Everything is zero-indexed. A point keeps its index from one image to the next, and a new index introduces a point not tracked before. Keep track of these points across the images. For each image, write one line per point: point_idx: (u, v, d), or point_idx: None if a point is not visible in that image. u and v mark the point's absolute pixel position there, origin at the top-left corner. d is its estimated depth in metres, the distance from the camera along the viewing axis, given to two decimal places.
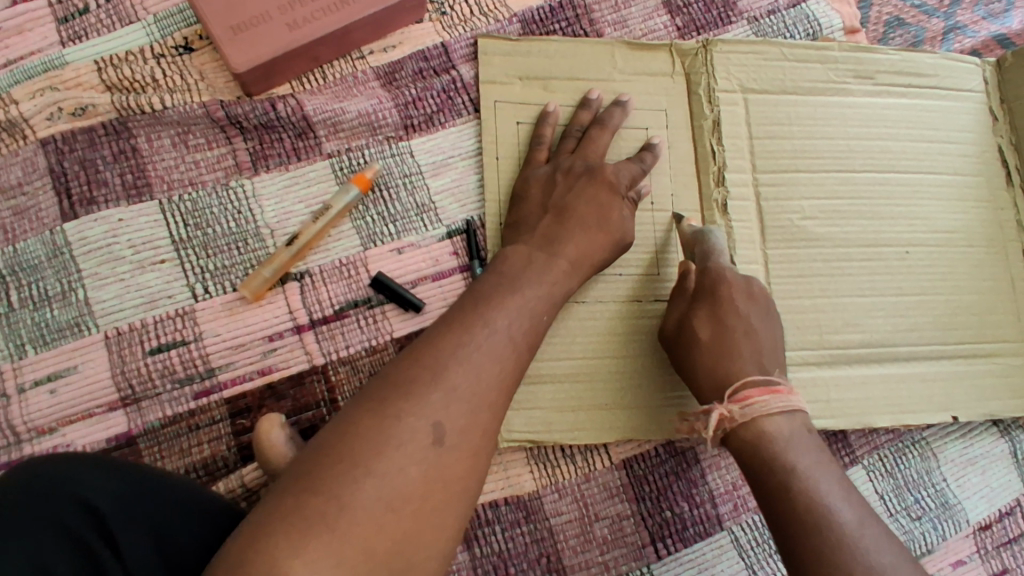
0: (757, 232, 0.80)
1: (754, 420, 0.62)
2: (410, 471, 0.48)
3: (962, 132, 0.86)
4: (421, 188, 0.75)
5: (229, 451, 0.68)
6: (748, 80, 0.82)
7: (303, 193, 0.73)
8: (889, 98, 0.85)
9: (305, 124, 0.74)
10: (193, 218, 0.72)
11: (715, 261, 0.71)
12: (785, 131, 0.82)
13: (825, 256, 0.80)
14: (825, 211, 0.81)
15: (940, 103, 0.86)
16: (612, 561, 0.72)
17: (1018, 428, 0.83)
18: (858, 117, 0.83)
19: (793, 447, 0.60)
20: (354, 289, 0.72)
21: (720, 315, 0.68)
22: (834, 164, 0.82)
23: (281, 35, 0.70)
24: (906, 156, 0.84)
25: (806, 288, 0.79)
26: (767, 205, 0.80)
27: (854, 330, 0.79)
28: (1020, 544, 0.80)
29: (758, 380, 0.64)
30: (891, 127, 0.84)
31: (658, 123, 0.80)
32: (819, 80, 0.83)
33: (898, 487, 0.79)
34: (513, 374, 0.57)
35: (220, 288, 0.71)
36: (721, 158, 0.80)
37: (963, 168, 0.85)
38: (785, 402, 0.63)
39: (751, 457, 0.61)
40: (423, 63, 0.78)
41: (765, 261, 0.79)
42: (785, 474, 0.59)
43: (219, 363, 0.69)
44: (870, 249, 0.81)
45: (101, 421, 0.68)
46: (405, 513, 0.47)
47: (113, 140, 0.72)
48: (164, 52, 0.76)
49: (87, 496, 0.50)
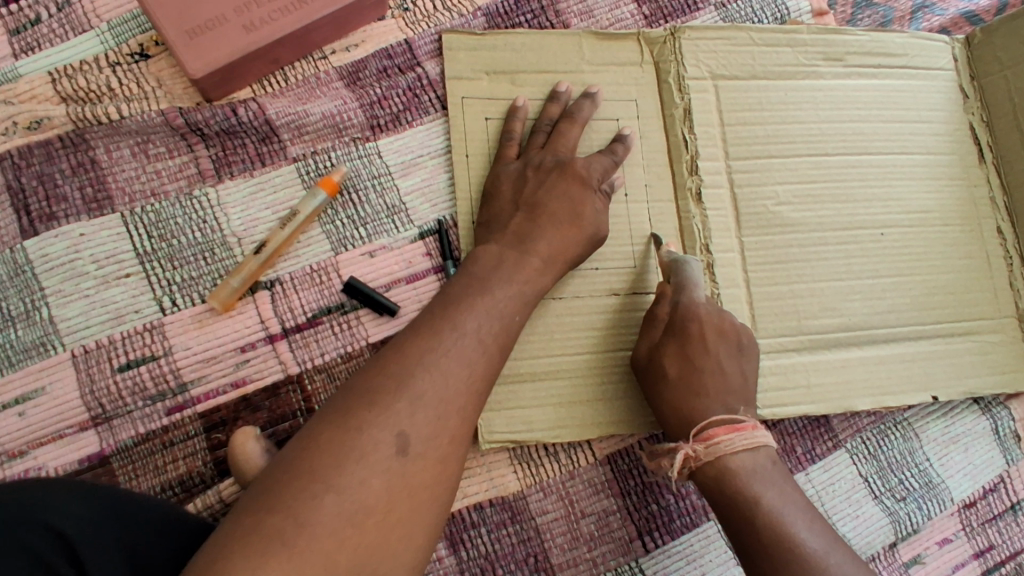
0: (731, 219, 0.79)
1: (718, 459, 0.63)
2: (373, 482, 0.47)
3: (933, 111, 0.86)
4: (391, 189, 0.74)
5: (205, 467, 0.67)
6: (718, 66, 0.81)
7: (270, 199, 0.72)
8: (860, 80, 0.84)
9: (268, 127, 0.72)
10: (156, 229, 0.70)
11: (687, 297, 0.69)
12: (757, 117, 0.81)
13: (800, 241, 0.80)
14: (798, 196, 0.81)
15: (911, 83, 0.86)
16: (600, 558, 0.72)
17: (998, 404, 0.83)
18: (828, 100, 0.83)
19: (759, 481, 0.62)
20: (327, 295, 0.71)
21: (690, 355, 0.68)
22: (806, 148, 0.81)
23: (239, 39, 0.68)
24: (878, 137, 0.83)
25: (782, 274, 0.79)
26: (740, 192, 0.80)
27: (832, 314, 0.79)
28: (1005, 520, 0.81)
29: (722, 419, 0.65)
30: (862, 108, 0.84)
31: (629, 114, 0.79)
32: (788, 64, 0.83)
33: (881, 468, 0.79)
34: (483, 378, 0.56)
35: (188, 299, 0.69)
36: (693, 146, 0.79)
37: (935, 148, 0.85)
38: (749, 439, 0.64)
39: (717, 492, 0.63)
40: (387, 60, 0.77)
41: (742, 248, 0.79)
42: (752, 507, 0.61)
43: (190, 378, 0.68)
44: (844, 232, 0.81)
45: (72, 442, 0.66)
46: (370, 525, 0.46)
47: (72, 152, 0.70)
48: (120, 60, 0.74)
49: (50, 517, 0.49)
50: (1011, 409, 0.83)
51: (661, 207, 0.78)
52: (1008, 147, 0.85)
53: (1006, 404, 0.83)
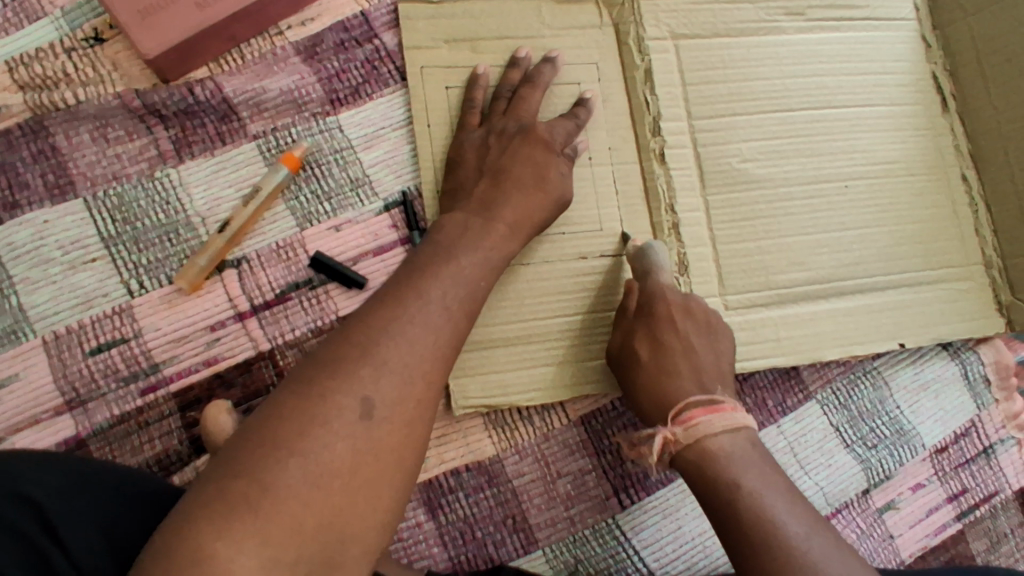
0: (695, 178, 0.79)
1: (697, 441, 0.61)
2: (338, 446, 0.48)
3: (896, 61, 0.86)
4: (354, 162, 0.74)
5: (182, 445, 0.68)
6: (678, 25, 0.81)
7: (232, 177, 0.72)
8: (821, 34, 0.84)
9: (226, 106, 0.73)
10: (120, 212, 0.70)
11: (653, 278, 0.70)
12: (719, 75, 0.81)
13: (765, 197, 0.80)
14: (762, 152, 0.81)
15: (873, 34, 0.86)
16: (578, 516, 0.73)
17: (967, 350, 0.84)
18: (791, 56, 0.83)
19: (739, 465, 0.59)
20: (295, 271, 0.71)
21: (660, 335, 0.68)
22: (769, 104, 0.82)
23: (191, 16, 0.68)
24: (841, 91, 0.83)
25: (749, 231, 0.79)
26: (704, 150, 0.80)
27: (799, 269, 0.80)
28: (977, 463, 0.83)
29: (700, 401, 0.63)
30: (825, 62, 0.84)
31: (591, 77, 0.79)
32: (749, 21, 0.82)
33: (853, 418, 0.80)
34: (448, 347, 0.57)
35: (156, 281, 0.69)
36: (656, 107, 0.79)
37: (898, 99, 0.85)
38: (729, 420, 0.61)
39: (698, 477, 0.60)
40: (344, 33, 0.76)
41: (707, 207, 0.79)
42: (731, 491, 0.58)
43: (162, 358, 0.68)
44: (810, 186, 0.81)
45: (49, 426, 0.66)
46: (335, 487, 0.47)
47: (32, 140, 0.70)
48: (76, 45, 0.73)
49: (26, 489, 0.51)
50: (980, 353, 0.84)
51: (625, 169, 0.78)
52: (971, 95, 0.86)
53: (976, 349, 0.84)
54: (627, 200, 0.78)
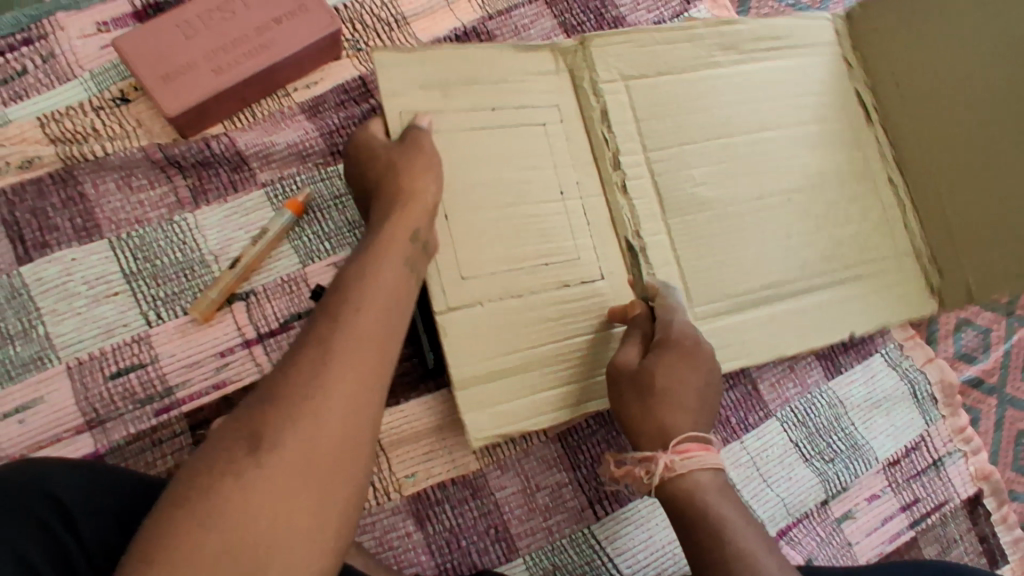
0: (656, 202, 0.85)
1: (690, 474, 0.61)
2: (234, 490, 0.42)
3: (818, 85, 0.94)
4: (351, 206, 0.83)
5: (191, 460, 0.74)
6: (625, 66, 0.86)
7: (242, 221, 0.80)
8: (756, 65, 0.91)
9: (238, 158, 0.82)
10: (141, 252, 0.78)
11: (672, 321, 0.72)
12: (669, 110, 0.87)
13: (719, 217, 0.87)
14: (713, 176, 0.87)
15: (801, 59, 0.93)
16: (555, 526, 0.79)
17: (915, 370, 0.92)
18: (727, 87, 0.89)
19: (723, 501, 0.60)
20: (296, 302, 0.79)
21: (677, 365, 0.68)
22: (716, 128, 0.88)
23: (209, 80, 0.78)
24: (776, 117, 0.91)
25: (707, 248, 0.85)
26: (662, 178, 0.86)
27: (750, 279, 0.86)
28: (928, 474, 0.90)
29: (698, 435, 0.64)
30: (759, 91, 0.90)
31: (553, 118, 0.83)
32: (690, 58, 0.88)
33: (811, 434, 0.88)
34: (377, 355, 0.50)
35: (172, 313, 0.77)
36: (614, 143, 0.84)
37: (825, 116, 0.94)
38: (719, 460, 0.63)
39: (685, 508, 0.60)
40: (344, 94, 0.86)
41: (671, 231, 0.85)
42: (715, 523, 0.58)
43: (176, 382, 0.75)
44: (756, 203, 0.88)
45: (69, 444, 0.73)
46: (245, 538, 0.41)
47: (61, 188, 0.79)
48: (103, 104, 0.83)
49: (56, 489, 0.58)
50: (928, 373, 0.93)
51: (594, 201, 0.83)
52: (889, 108, 0.96)
53: (921, 370, 0.93)
54: (598, 232, 0.82)
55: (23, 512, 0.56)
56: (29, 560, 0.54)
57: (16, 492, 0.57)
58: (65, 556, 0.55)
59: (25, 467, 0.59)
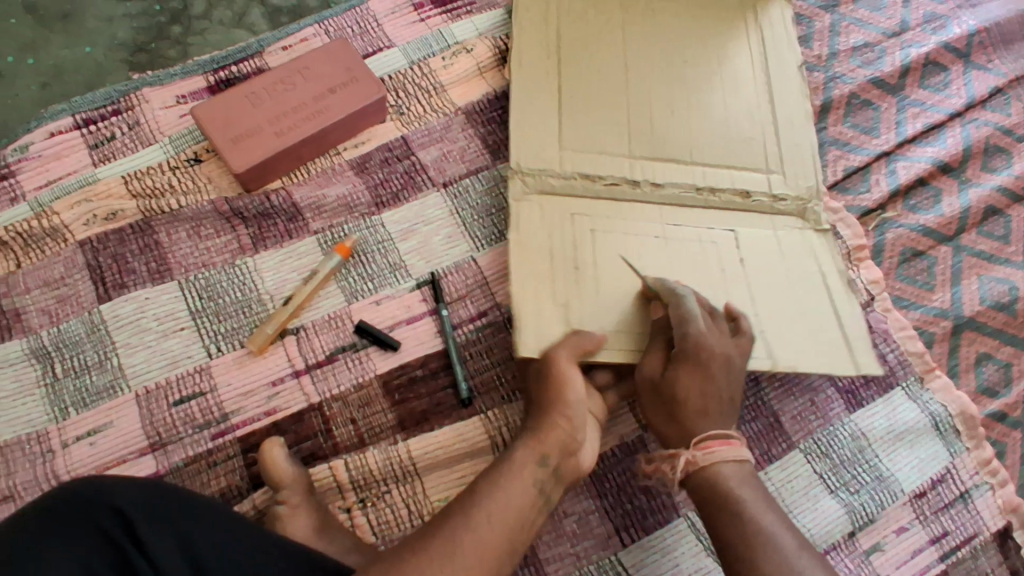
0: (646, 135, 0.95)
1: (712, 466, 0.70)
2: None
3: (719, 61, 1.00)
4: (393, 250, 0.91)
5: (242, 481, 0.80)
6: (530, 93, 0.95)
7: (295, 264, 0.89)
8: (609, 68, 0.98)
9: (294, 209, 0.92)
10: (206, 292, 0.87)
11: (693, 328, 0.74)
12: (589, 84, 0.97)
13: (706, 151, 0.95)
14: (673, 117, 0.96)
15: (640, 53, 0.99)
16: (583, 552, 0.82)
17: (935, 402, 0.95)
18: (615, 64, 0.98)
19: (743, 488, 0.69)
20: (341, 336, 0.87)
21: (697, 378, 0.73)
22: (652, 90, 0.98)
23: (272, 141, 0.89)
24: (701, 96, 0.98)
25: (714, 179, 0.93)
26: (635, 121, 0.95)
27: (748, 205, 0.93)
28: (956, 508, 0.90)
29: (718, 433, 0.72)
30: (651, 74, 0.98)
31: (543, 133, 0.92)
32: (517, 77, 0.96)
33: (834, 465, 0.90)
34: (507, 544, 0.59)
35: (231, 346, 0.85)
36: (583, 133, 0.93)
37: (737, 76, 1.00)
38: (738, 453, 0.71)
39: (708, 499, 0.69)
40: (388, 152, 0.97)
41: (700, 167, 0.94)
42: (734, 508, 0.67)
43: (231, 409, 0.82)
44: (725, 142, 0.96)
45: (133, 465, 0.79)
46: None
47: (139, 236, 0.89)
48: (179, 164, 0.94)
49: (120, 503, 0.63)
50: (946, 405, 0.94)
51: (689, 213, 0.91)
52: (690, 58, 1.01)
53: (943, 402, 0.95)
54: (701, 218, 0.90)
55: (91, 524, 0.61)
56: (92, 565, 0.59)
57: (86, 506, 0.62)
58: (128, 562, 0.60)
59: (90, 484, 0.64)
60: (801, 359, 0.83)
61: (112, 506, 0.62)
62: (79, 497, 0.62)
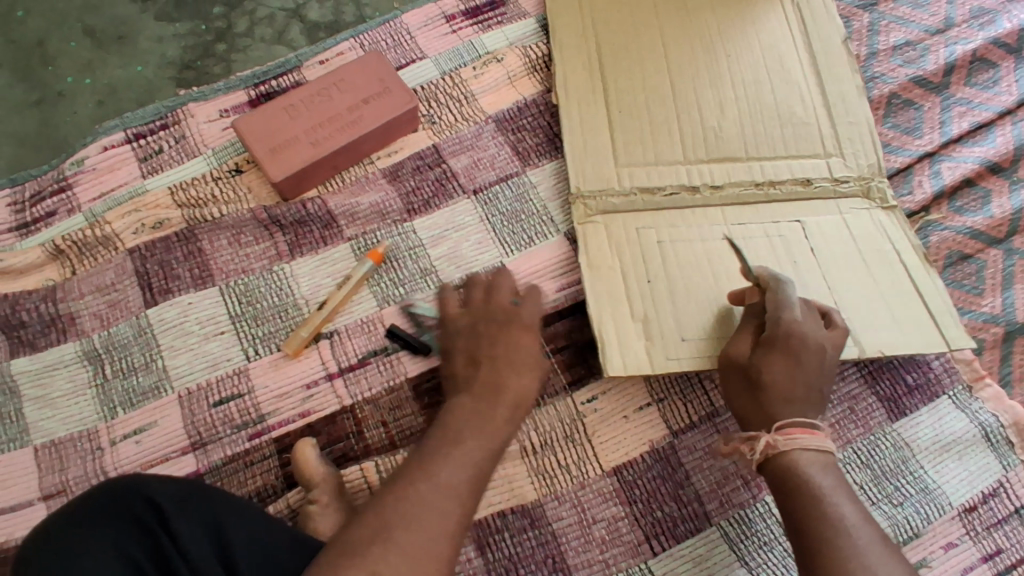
0: (703, 127, 0.95)
1: (792, 453, 0.65)
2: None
3: (771, 53, 1.00)
4: (423, 256, 0.93)
5: (277, 480, 0.83)
6: (583, 101, 0.97)
7: (330, 270, 0.92)
8: (657, 64, 1.00)
9: (329, 217, 0.94)
10: (245, 297, 0.90)
11: (788, 313, 0.71)
12: (639, 87, 0.98)
13: (763, 141, 0.94)
14: (727, 108, 0.96)
15: (690, 47, 1.00)
16: (612, 559, 0.81)
17: (986, 412, 0.90)
18: (663, 63, 0.99)
19: (823, 480, 0.64)
20: (373, 340, 0.88)
21: (790, 366, 0.69)
22: (702, 84, 0.98)
23: (308, 151, 0.92)
24: (752, 89, 0.97)
25: (774, 170, 0.92)
26: (691, 113, 0.96)
27: (813, 198, 0.90)
28: (1011, 524, 0.85)
29: (801, 421, 0.67)
30: (701, 68, 0.99)
31: (601, 139, 0.95)
32: (567, 86, 0.99)
33: (876, 476, 0.87)
34: None
35: (268, 349, 0.88)
36: (636, 134, 0.95)
37: (786, 63, 0.99)
38: (822, 443, 0.66)
39: (784, 486, 0.64)
40: (420, 160, 0.99)
41: (760, 158, 0.93)
42: (811, 498, 0.62)
43: (267, 411, 0.85)
44: (783, 131, 0.94)
45: (175, 463, 0.82)
46: None
47: (184, 243, 0.93)
48: (221, 175, 0.98)
49: (154, 495, 0.65)
50: (997, 414, 0.90)
51: (755, 210, 0.90)
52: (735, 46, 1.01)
53: (994, 412, 0.90)
54: (759, 210, 0.89)
55: (128, 514, 0.64)
56: (130, 553, 0.62)
57: (122, 496, 0.65)
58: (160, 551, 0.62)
59: (128, 477, 0.66)
60: (902, 334, 0.80)
61: (148, 497, 0.65)
62: (118, 488, 0.65)
